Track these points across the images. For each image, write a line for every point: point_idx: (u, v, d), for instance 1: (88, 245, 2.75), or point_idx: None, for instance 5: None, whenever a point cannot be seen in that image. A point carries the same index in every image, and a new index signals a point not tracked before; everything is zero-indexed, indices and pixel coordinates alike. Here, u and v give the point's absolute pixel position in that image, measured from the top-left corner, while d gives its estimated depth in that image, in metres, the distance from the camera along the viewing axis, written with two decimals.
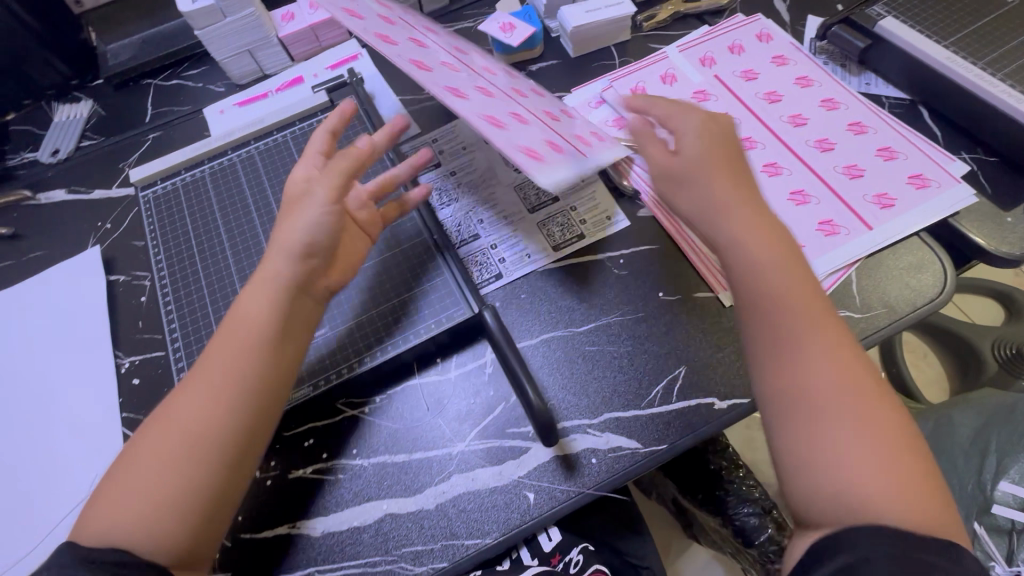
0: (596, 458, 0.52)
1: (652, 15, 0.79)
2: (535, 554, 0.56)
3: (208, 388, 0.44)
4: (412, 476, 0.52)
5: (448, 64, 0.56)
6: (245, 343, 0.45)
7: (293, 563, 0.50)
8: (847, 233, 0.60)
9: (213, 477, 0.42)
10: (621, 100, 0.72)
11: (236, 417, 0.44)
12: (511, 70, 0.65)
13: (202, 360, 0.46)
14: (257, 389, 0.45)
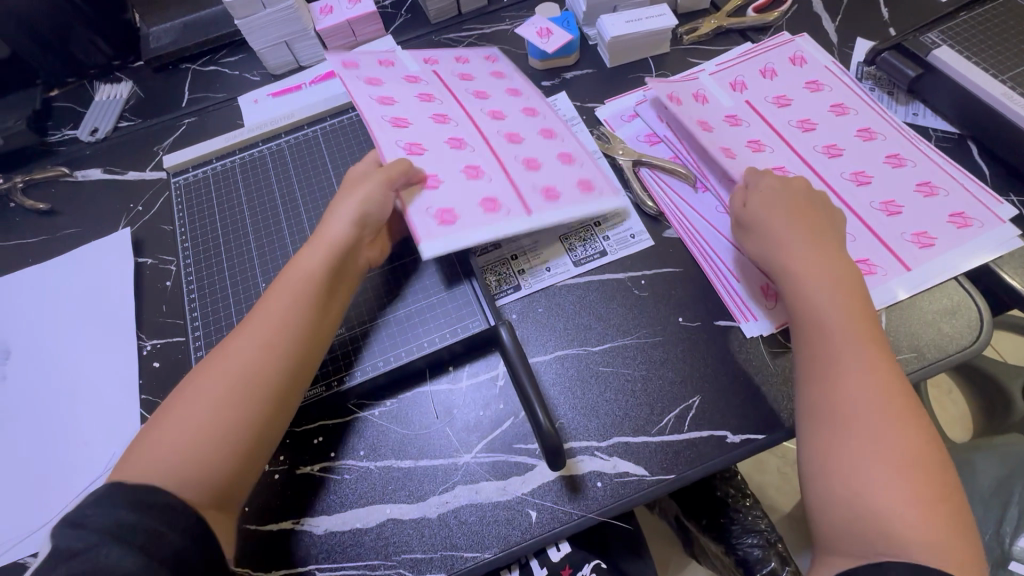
0: (601, 482, 0.51)
1: (693, 28, 0.78)
2: (544, 564, 0.57)
3: (259, 334, 0.49)
4: (417, 483, 0.52)
5: (445, 113, 0.64)
6: (290, 297, 0.51)
7: (296, 560, 0.51)
8: (885, 271, 0.58)
9: (258, 416, 0.47)
10: (656, 117, 0.71)
11: (288, 364, 0.49)
12: (526, 95, 0.70)
13: (255, 311, 0.51)
14: (300, 342, 0.50)
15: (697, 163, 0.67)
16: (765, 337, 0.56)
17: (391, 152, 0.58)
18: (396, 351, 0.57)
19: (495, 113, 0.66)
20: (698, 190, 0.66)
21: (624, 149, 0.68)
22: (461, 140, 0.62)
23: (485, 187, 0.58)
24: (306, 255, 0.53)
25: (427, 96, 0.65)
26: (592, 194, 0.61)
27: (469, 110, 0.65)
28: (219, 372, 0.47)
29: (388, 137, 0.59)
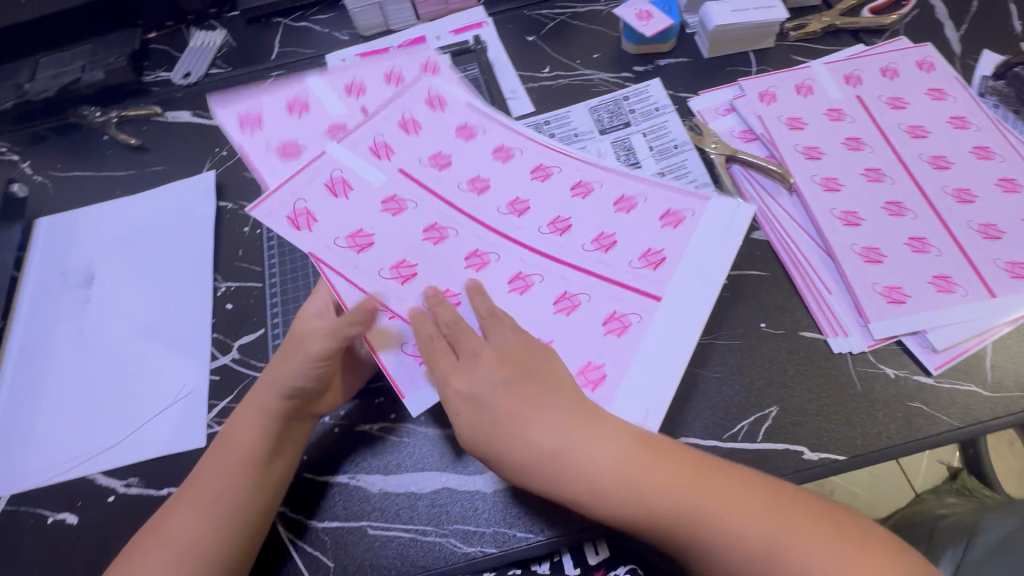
0: None
1: (802, 24, 0.73)
2: (578, 564, 0.53)
3: (208, 504, 0.48)
4: (475, 456, 0.52)
5: (423, 213, 0.57)
6: (232, 465, 0.50)
7: (348, 514, 0.51)
8: (966, 295, 0.54)
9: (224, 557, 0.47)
10: (752, 111, 0.67)
11: (244, 505, 0.48)
12: (508, 140, 0.61)
13: (204, 469, 0.51)
14: (247, 499, 0.48)
15: (787, 159, 0.63)
16: (853, 354, 0.53)
17: (370, 286, 0.54)
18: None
19: (476, 179, 0.59)
20: (791, 192, 0.61)
21: (717, 142, 0.65)
22: (435, 251, 0.55)
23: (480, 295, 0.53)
24: (245, 426, 0.52)
25: (391, 200, 0.58)
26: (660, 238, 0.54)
27: (439, 186, 0.58)
28: (170, 552, 0.47)
29: (358, 265, 0.55)
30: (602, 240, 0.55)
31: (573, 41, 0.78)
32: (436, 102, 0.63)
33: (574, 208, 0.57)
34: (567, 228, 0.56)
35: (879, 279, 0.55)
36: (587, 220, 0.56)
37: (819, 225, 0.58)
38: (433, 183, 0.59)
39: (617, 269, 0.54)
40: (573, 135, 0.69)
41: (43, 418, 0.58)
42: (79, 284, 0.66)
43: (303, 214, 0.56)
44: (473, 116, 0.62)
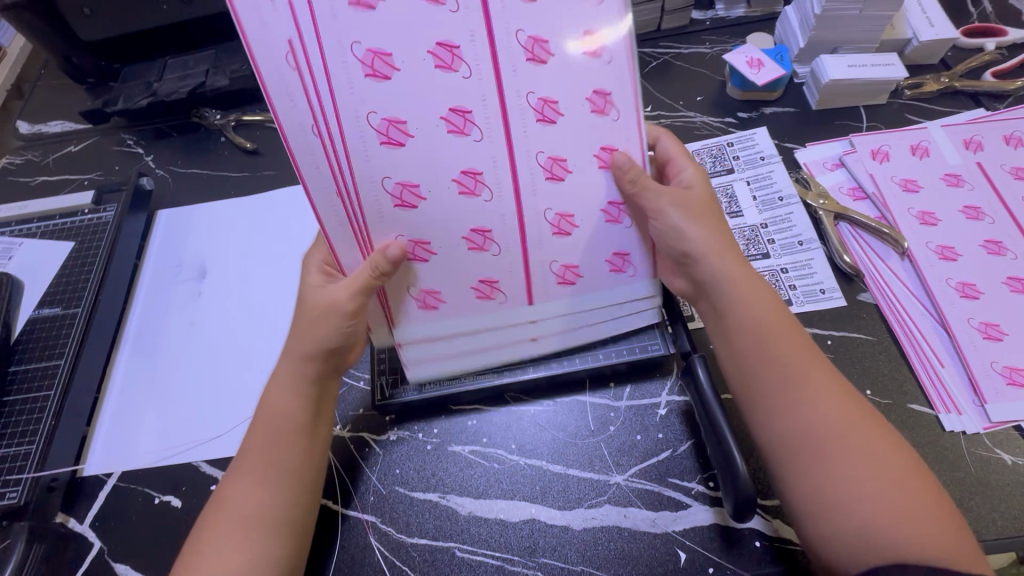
0: (760, 542, 0.49)
1: (918, 83, 0.72)
2: None
3: (263, 467, 0.46)
4: (565, 491, 0.52)
5: (450, 30, 0.41)
6: (282, 427, 0.47)
7: (438, 533, 0.52)
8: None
9: (285, 527, 0.45)
10: (864, 169, 0.65)
11: (296, 474, 0.47)
12: (616, 138, 0.46)
13: (245, 447, 0.48)
14: (301, 462, 0.47)
15: (900, 223, 0.61)
16: (966, 434, 0.51)
17: (332, 58, 0.40)
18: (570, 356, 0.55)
19: (557, 157, 0.45)
20: (902, 256, 0.60)
21: (825, 198, 0.64)
22: (408, 82, 0.42)
23: (394, 165, 0.44)
24: (284, 388, 0.49)
25: (447, 47, 0.41)
26: (614, 235, 0.49)
27: (508, 82, 0.43)
28: (231, 519, 0.44)
29: (338, 15, 0.40)
30: (568, 272, 0.50)
31: (676, 83, 0.79)
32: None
33: (588, 223, 0.48)
34: (568, 234, 0.48)
35: (998, 358, 0.53)
36: (575, 250, 0.49)
37: (934, 294, 0.57)
38: (477, 60, 0.42)
39: (554, 298, 0.51)
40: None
41: (153, 402, 0.62)
42: (191, 277, 0.70)
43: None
44: (623, 93, 0.44)
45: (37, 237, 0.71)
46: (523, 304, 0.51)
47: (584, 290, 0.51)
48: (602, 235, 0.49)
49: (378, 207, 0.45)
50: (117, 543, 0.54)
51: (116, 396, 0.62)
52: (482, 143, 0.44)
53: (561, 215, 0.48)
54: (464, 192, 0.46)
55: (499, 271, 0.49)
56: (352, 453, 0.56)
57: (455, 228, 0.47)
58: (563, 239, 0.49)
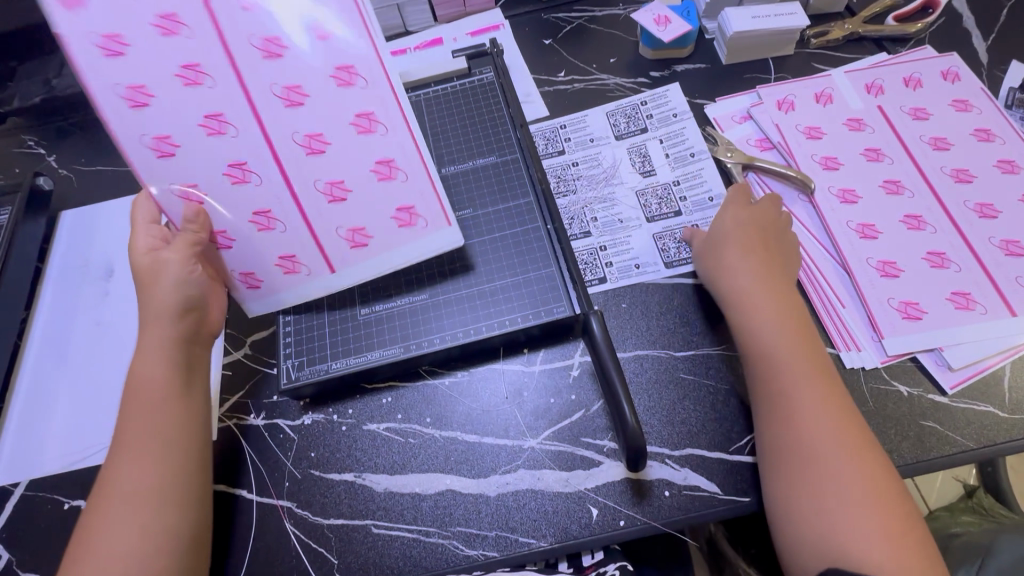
0: (669, 492, 0.49)
1: (823, 31, 0.72)
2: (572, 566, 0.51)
3: (148, 441, 0.47)
4: (480, 460, 0.52)
5: (191, 53, 0.44)
6: (162, 399, 0.48)
7: (354, 513, 0.51)
8: (983, 313, 0.53)
9: (178, 497, 0.46)
10: (769, 120, 0.66)
11: (175, 449, 0.47)
12: (374, 106, 0.48)
13: (120, 431, 0.48)
14: (182, 430, 0.48)
15: (804, 168, 0.62)
16: (866, 370, 0.52)
17: (103, 97, 0.44)
18: (476, 325, 0.55)
19: (315, 134, 0.48)
20: (806, 202, 0.61)
21: (733, 150, 0.64)
22: (169, 102, 0.45)
23: (181, 171, 0.47)
24: (152, 357, 0.50)
25: (170, 17, 0.44)
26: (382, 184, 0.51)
27: (250, 80, 0.46)
28: (122, 497, 0.45)
29: (97, 64, 0.43)
30: (357, 235, 0.52)
31: (589, 46, 0.78)
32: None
33: (361, 184, 0.50)
34: (343, 201, 0.50)
35: (894, 294, 0.54)
36: (359, 215, 0.51)
37: (836, 238, 0.57)
38: (215, 60, 0.45)
39: (353, 265, 0.53)
40: (588, 140, 0.69)
41: (59, 408, 0.60)
42: (97, 278, 0.68)
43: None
44: (348, 19, 0.46)
45: None
46: (326, 273, 0.53)
47: (374, 255, 0.53)
48: (376, 196, 0.51)
49: (116, 114, 0.45)
50: (26, 553, 0.53)
51: (20, 404, 0.60)
52: (242, 132, 0.47)
53: (332, 183, 0.50)
54: (243, 173, 0.48)
55: (294, 244, 0.51)
56: (265, 440, 0.55)
57: (242, 211, 0.49)
58: (340, 207, 0.51)
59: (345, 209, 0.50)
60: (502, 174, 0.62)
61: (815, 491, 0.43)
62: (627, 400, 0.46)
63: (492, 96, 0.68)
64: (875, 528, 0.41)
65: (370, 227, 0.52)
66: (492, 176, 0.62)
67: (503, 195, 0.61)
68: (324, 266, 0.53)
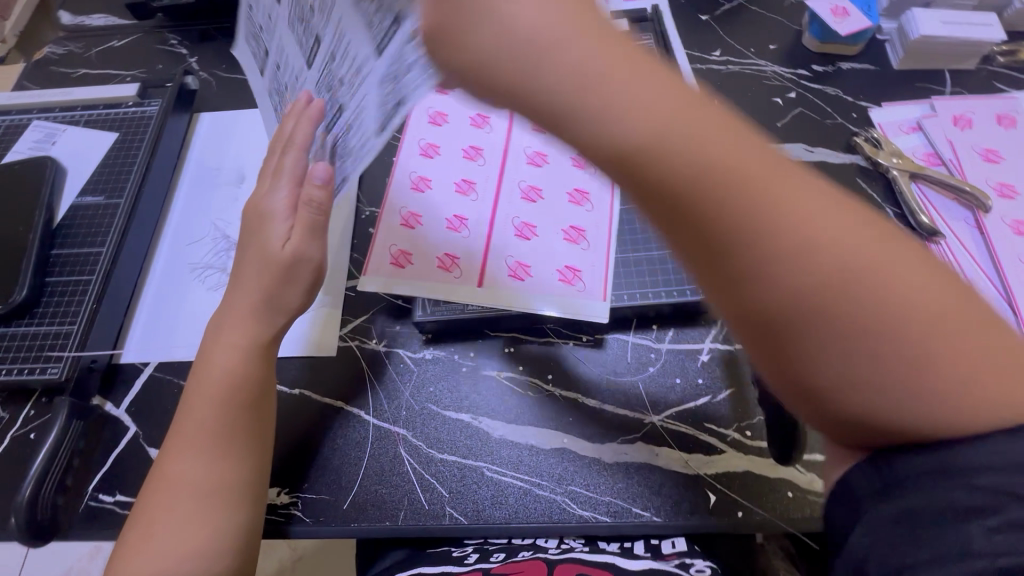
0: (791, 492, 0.48)
1: (1012, 50, 0.67)
2: (649, 547, 0.49)
3: (207, 438, 0.45)
4: (599, 425, 0.52)
5: None
6: (230, 397, 0.46)
7: (468, 453, 0.52)
8: None
9: (237, 502, 0.45)
10: (943, 134, 0.62)
11: (240, 458, 0.46)
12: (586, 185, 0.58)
13: (183, 418, 0.46)
14: (247, 434, 0.46)
15: (979, 187, 0.58)
16: None
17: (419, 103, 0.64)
18: (615, 291, 0.54)
19: (541, 152, 0.59)
20: (973, 225, 0.57)
21: (898, 157, 0.61)
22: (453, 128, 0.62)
23: (426, 166, 0.60)
24: (226, 350, 0.47)
25: None
26: (574, 211, 0.56)
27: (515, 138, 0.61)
28: (184, 490, 0.44)
29: None
30: (521, 268, 0.54)
31: (749, 28, 0.74)
32: None
33: (554, 200, 0.57)
34: (529, 239, 0.55)
35: None
36: (531, 252, 0.55)
37: (1003, 268, 0.54)
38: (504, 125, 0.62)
39: (502, 287, 0.53)
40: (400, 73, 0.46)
41: (188, 300, 0.62)
42: (229, 183, 0.69)
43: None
44: None
45: (80, 124, 0.69)
46: (473, 287, 0.54)
47: (528, 288, 0.53)
48: (557, 248, 0.55)
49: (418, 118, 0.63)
50: (152, 429, 0.55)
51: (156, 291, 0.62)
52: (485, 166, 0.59)
53: (526, 223, 0.56)
54: (465, 190, 0.58)
55: (463, 250, 0.55)
56: (386, 366, 0.56)
57: (443, 211, 0.57)
58: (523, 241, 0.56)
59: (529, 241, 0.55)
60: None
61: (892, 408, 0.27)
62: None
63: None
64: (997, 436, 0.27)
65: (542, 255, 0.55)
66: None
67: None
68: (475, 279, 0.54)
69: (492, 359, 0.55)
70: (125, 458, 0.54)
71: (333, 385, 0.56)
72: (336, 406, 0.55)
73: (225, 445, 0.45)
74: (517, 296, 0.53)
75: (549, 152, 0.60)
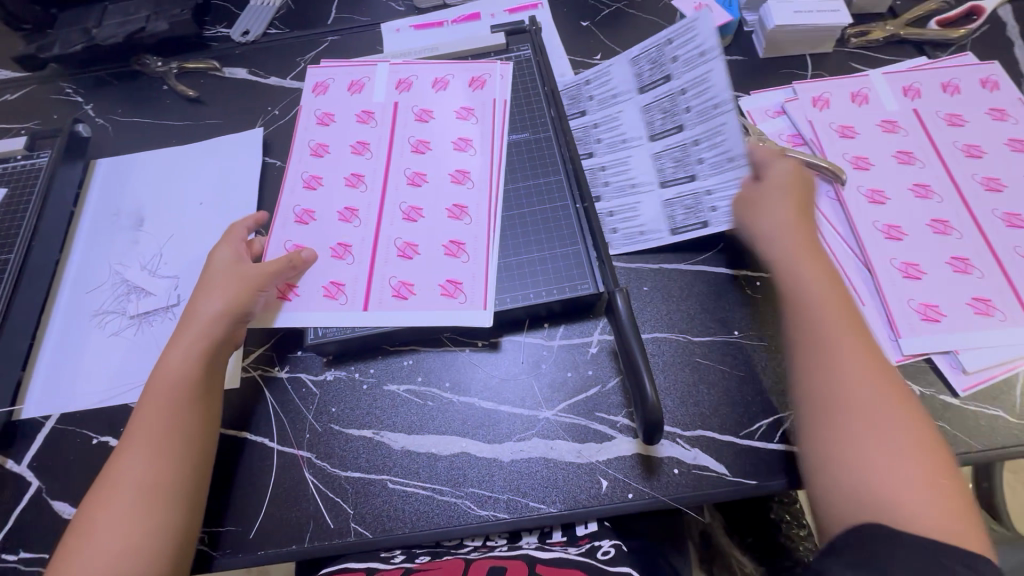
0: (678, 469, 0.51)
1: (864, 31, 0.71)
2: (566, 533, 0.55)
3: (159, 438, 0.48)
4: (496, 426, 0.54)
5: (372, 108, 0.66)
6: (178, 399, 0.49)
7: (371, 467, 0.53)
8: (1002, 319, 0.53)
9: (176, 500, 0.46)
10: (804, 116, 0.66)
11: (183, 457, 0.48)
12: (465, 200, 0.60)
13: (134, 422, 0.49)
14: (194, 434, 0.49)
15: (836, 163, 0.62)
16: None
17: (300, 137, 0.66)
18: (499, 296, 0.56)
19: (419, 172, 0.62)
20: (832, 198, 0.61)
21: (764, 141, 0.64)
22: (335, 157, 0.64)
23: (309, 197, 0.62)
24: (177, 358, 0.51)
25: (357, 84, 0.68)
26: (454, 223, 0.59)
27: (394, 162, 0.63)
28: (129, 490, 0.46)
29: (308, 105, 0.68)
30: (404, 287, 0.56)
31: (628, 29, 0.77)
32: (479, 85, 0.66)
33: (434, 216, 0.59)
34: (411, 258, 0.58)
35: (915, 296, 0.55)
36: (413, 271, 0.57)
37: (860, 236, 0.58)
38: (384, 150, 0.64)
39: (387, 308, 0.55)
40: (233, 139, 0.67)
41: (88, 349, 0.61)
42: (127, 227, 0.69)
43: (359, 82, 0.68)
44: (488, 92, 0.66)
45: None
46: (358, 311, 0.56)
47: (411, 306, 0.55)
48: (438, 264, 0.57)
49: (300, 152, 0.65)
50: (55, 483, 0.55)
51: (54, 342, 0.62)
52: (368, 193, 0.61)
53: (408, 243, 0.58)
54: (348, 218, 0.60)
55: (348, 276, 0.57)
56: (289, 392, 0.57)
57: (327, 240, 0.59)
58: (407, 260, 0.58)
59: (411, 261, 0.57)
60: (531, 154, 0.63)
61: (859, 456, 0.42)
62: (647, 378, 0.47)
63: (530, 72, 0.69)
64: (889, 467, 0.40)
65: (421, 272, 0.57)
66: (524, 154, 0.63)
67: (533, 171, 0.62)
68: (359, 304, 0.56)
69: (392, 375, 0.57)
70: (27, 516, 0.54)
71: (235, 416, 0.56)
72: (240, 437, 0.55)
73: (171, 444, 0.48)
74: (401, 316, 0.55)
75: (428, 173, 0.62)
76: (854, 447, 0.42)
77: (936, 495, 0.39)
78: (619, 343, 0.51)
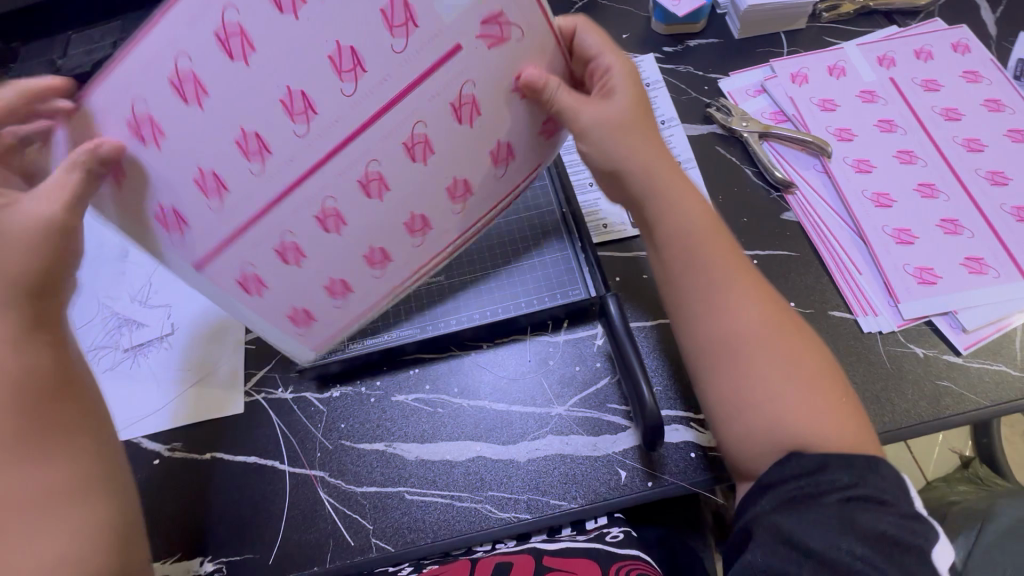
0: (693, 454, 0.51)
1: (835, 4, 0.72)
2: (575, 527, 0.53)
3: (32, 435, 0.37)
4: (509, 427, 0.53)
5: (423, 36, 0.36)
6: (32, 388, 0.38)
7: (386, 480, 0.52)
8: (997, 276, 0.54)
9: (94, 490, 0.38)
10: (784, 93, 0.66)
11: (81, 445, 0.39)
12: (397, 247, 0.46)
13: None
14: (81, 419, 0.39)
15: (820, 136, 0.63)
16: (882, 333, 0.54)
17: None
18: (491, 307, 0.56)
19: (376, 174, 0.40)
20: (821, 170, 0.62)
21: (747, 121, 0.65)
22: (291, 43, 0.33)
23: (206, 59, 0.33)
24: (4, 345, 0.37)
25: None
26: (362, 262, 0.45)
27: (363, 136, 0.38)
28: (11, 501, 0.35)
29: None
30: (253, 282, 0.42)
31: (603, 20, 0.77)
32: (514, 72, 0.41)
33: (351, 240, 0.43)
34: (292, 265, 0.42)
35: (909, 260, 0.56)
36: (280, 279, 0.43)
37: (850, 203, 0.59)
38: (286, 36, 0.33)
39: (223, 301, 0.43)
40: None
41: None
42: None
43: None
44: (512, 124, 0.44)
45: None
46: (185, 266, 0.40)
47: (262, 303, 0.44)
48: (313, 285, 0.45)
49: None
50: None
51: None
52: (302, 142, 0.37)
53: (296, 248, 0.42)
54: (192, 102, 0.34)
55: (202, 223, 0.39)
56: (296, 412, 0.56)
57: (210, 153, 0.36)
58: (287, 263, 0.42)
59: (290, 270, 0.43)
60: None
61: (765, 392, 0.41)
62: (643, 377, 0.49)
63: None
64: (795, 398, 0.41)
65: (302, 288, 0.44)
66: None
67: None
68: (194, 257, 0.40)
69: (399, 385, 0.56)
70: None
71: (243, 441, 0.55)
72: (248, 463, 0.54)
73: (59, 431, 0.38)
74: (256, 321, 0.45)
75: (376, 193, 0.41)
76: (754, 387, 0.41)
77: (829, 402, 0.41)
78: (614, 348, 0.52)
